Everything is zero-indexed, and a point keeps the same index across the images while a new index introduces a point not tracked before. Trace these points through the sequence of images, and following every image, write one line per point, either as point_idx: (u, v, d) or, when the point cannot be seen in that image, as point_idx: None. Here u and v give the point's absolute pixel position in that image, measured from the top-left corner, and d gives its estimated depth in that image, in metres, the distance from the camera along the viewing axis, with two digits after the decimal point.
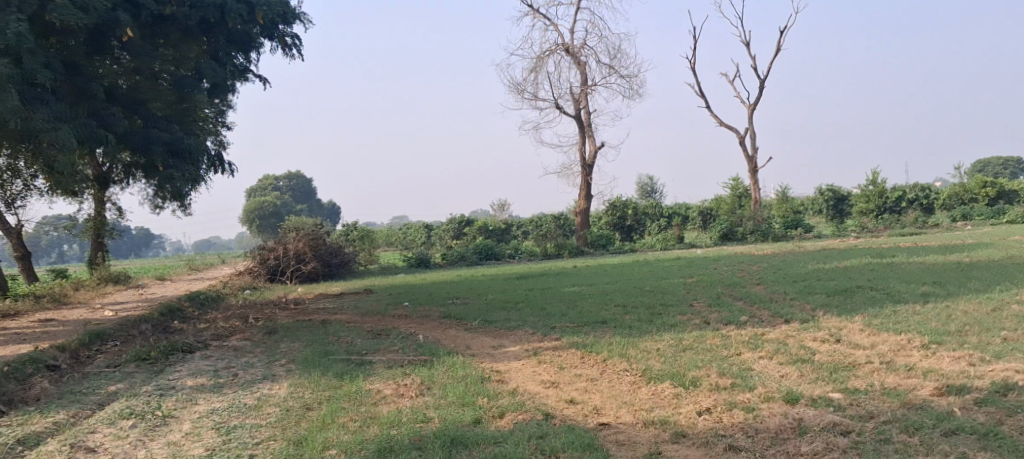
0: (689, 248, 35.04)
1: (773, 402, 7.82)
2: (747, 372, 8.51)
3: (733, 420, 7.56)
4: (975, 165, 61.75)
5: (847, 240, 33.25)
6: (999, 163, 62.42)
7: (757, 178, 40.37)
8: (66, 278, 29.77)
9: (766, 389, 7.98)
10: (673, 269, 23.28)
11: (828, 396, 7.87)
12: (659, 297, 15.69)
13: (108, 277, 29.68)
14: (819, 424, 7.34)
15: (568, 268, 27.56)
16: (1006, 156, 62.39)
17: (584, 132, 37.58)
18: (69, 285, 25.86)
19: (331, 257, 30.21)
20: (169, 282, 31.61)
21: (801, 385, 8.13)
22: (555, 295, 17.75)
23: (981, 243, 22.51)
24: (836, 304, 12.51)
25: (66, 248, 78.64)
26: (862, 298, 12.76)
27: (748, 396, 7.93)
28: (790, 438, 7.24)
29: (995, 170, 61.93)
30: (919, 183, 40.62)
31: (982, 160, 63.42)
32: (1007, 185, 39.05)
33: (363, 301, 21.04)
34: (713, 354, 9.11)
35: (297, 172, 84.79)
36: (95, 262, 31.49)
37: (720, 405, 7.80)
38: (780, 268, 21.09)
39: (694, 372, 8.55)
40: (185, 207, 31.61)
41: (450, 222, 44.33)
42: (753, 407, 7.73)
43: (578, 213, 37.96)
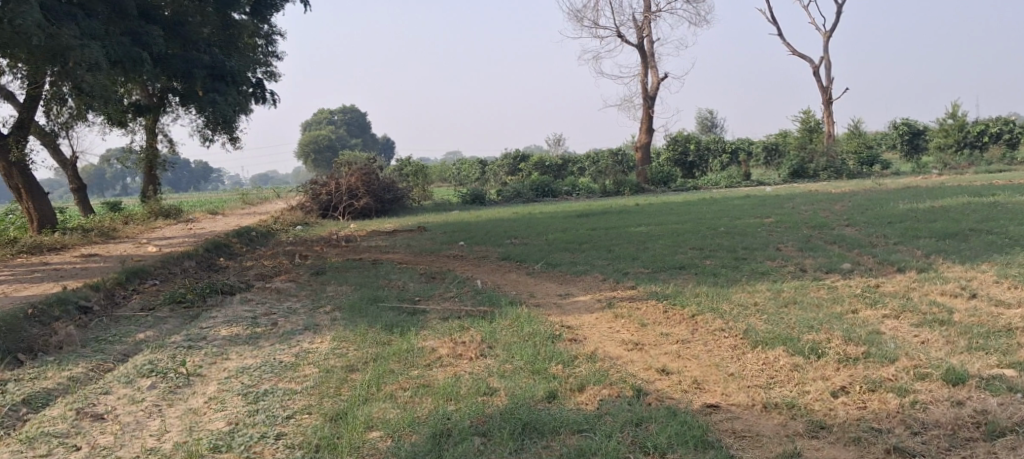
0: (757, 186, 33.20)
1: (929, 381, 6.60)
2: (874, 339, 7.22)
3: (886, 408, 6.36)
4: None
5: (928, 177, 31.10)
6: None
7: (830, 112, 38.09)
8: (119, 211, 29.27)
9: (916, 364, 6.74)
10: (744, 208, 21.73)
11: (1002, 374, 6.60)
12: (739, 239, 14.29)
13: (160, 212, 29.08)
14: (1014, 418, 6.08)
15: (630, 206, 26.14)
16: None
17: (647, 62, 35.67)
18: (118, 220, 25.25)
19: (385, 193, 29.20)
20: (222, 217, 30.96)
21: (960, 357, 6.85)
22: (622, 236, 16.45)
23: None
24: (949, 250, 11.03)
25: (129, 182, 79.34)
26: (979, 244, 11.23)
27: (893, 372, 6.73)
28: (978, 440, 5.99)
29: None
30: (1003, 116, 37.98)
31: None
32: None
33: (416, 239, 20.01)
34: (824, 311, 7.78)
35: (353, 106, 84.04)
36: (148, 195, 30.96)
37: (860, 384, 6.63)
38: (862, 208, 19.42)
39: (807, 336, 7.30)
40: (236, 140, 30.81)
41: (506, 158, 43.03)
42: (905, 390, 6.51)
43: (640, 148, 36.27)
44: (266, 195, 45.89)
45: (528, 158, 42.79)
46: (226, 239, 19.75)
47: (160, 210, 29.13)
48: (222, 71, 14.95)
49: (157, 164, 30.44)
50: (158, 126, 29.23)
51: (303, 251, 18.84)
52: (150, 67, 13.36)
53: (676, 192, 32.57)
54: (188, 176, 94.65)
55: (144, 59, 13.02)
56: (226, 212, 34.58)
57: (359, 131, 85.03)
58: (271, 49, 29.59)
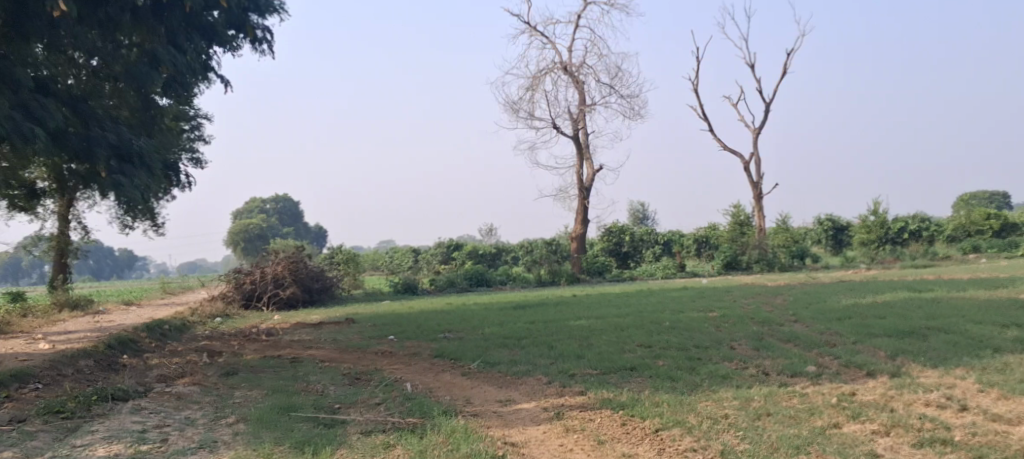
0: (693, 277, 32.78)
1: None
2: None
3: None
4: (966, 194, 60.01)
5: (861, 271, 31.13)
6: (987, 195, 60.72)
7: (762, 205, 38.29)
8: (20, 301, 27.11)
9: None
10: (684, 301, 21.01)
11: None
12: (689, 335, 13.40)
13: (65, 301, 27.05)
14: None
15: (567, 297, 25.24)
16: (994, 189, 60.79)
17: (583, 153, 35.42)
18: (15, 311, 23.25)
19: (312, 282, 27.77)
20: (133, 307, 28.98)
21: None
22: (563, 330, 15.43)
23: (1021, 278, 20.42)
24: (914, 351, 10.30)
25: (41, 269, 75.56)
26: (944, 344, 10.54)
27: None
28: None
29: (984, 201, 60.23)
30: (921, 213, 38.73)
31: (972, 192, 62.03)
32: (1008, 218, 37.08)
33: (341, 333, 18.65)
34: (805, 426, 6.88)
35: (283, 194, 82.51)
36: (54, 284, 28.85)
37: None
38: (804, 302, 18.85)
39: None
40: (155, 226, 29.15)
41: (438, 246, 42.01)
42: None
43: (575, 238, 35.67)
44: (186, 283, 43.75)
45: (461, 247, 41.84)
46: (132, 333, 18.11)
47: (65, 300, 27.10)
48: (129, 151, 13.68)
49: (65, 250, 28.52)
50: (68, 210, 27.43)
51: (218, 346, 17.33)
52: (44, 144, 12.06)
53: (612, 283, 31.88)
54: (107, 263, 90.79)
55: (35, 134, 11.75)
56: (140, 302, 32.54)
57: (289, 219, 83.20)
58: (194, 133, 28.34)
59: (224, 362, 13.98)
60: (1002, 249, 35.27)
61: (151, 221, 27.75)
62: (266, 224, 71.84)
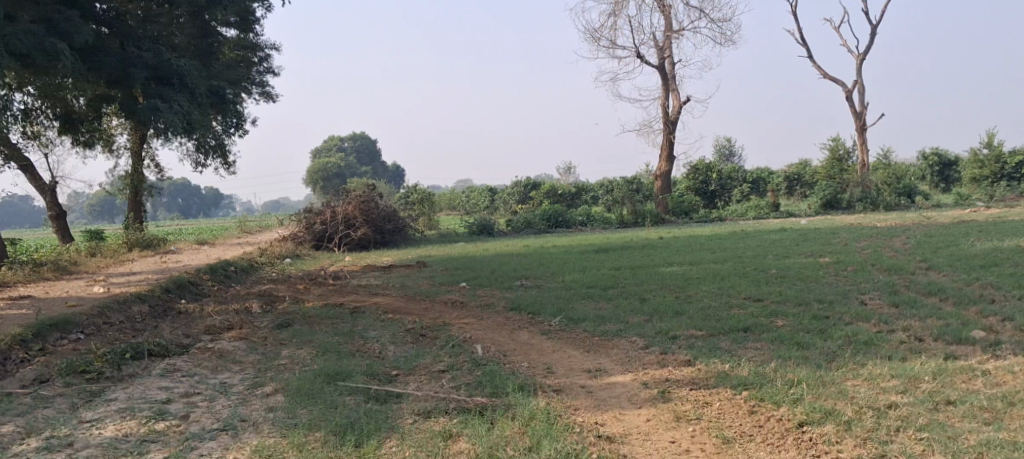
0: (788, 217, 30.40)
1: None
2: None
3: None
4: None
5: (978, 210, 28.27)
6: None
7: (865, 138, 35.37)
8: (98, 241, 26.65)
9: None
10: (785, 245, 18.92)
11: None
12: (807, 287, 11.56)
13: (139, 242, 26.46)
14: None
15: (654, 239, 23.39)
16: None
17: (669, 85, 33.09)
18: (85, 251, 22.63)
19: (384, 223, 26.51)
20: (207, 248, 28.28)
21: None
22: (654, 279, 13.72)
23: None
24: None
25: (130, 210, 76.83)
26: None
27: None
28: None
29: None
30: None
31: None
32: None
33: (412, 278, 17.32)
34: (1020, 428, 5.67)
35: (363, 133, 81.87)
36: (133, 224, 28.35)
37: None
38: (928, 246, 16.61)
39: None
40: (229, 164, 28.28)
41: (516, 185, 40.56)
42: None
43: (659, 176, 33.57)
44: (263, 222, 43.26)
45: (540, 185, 40.10)
46: (194, 275, 17.08)
47: (139, 240, 26.51)
48: (167, 71, 12.58)
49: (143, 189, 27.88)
50: (145, 148, 26.72)
51: (283, 290, 16.21)
52: (70, 62, 10.97)
53: (700, 224, 29.75)
54: (198, 203, 92.31)
55: (61, 54, 10.64)
56: (216, 242, 31.93)
57: (370, 159, 82.80)
58: (265, 66, 27.15)
59: (280, 310, 12.75)
60: None
61: (226, 159, 26.84)
62: (346, 163, 71.33)
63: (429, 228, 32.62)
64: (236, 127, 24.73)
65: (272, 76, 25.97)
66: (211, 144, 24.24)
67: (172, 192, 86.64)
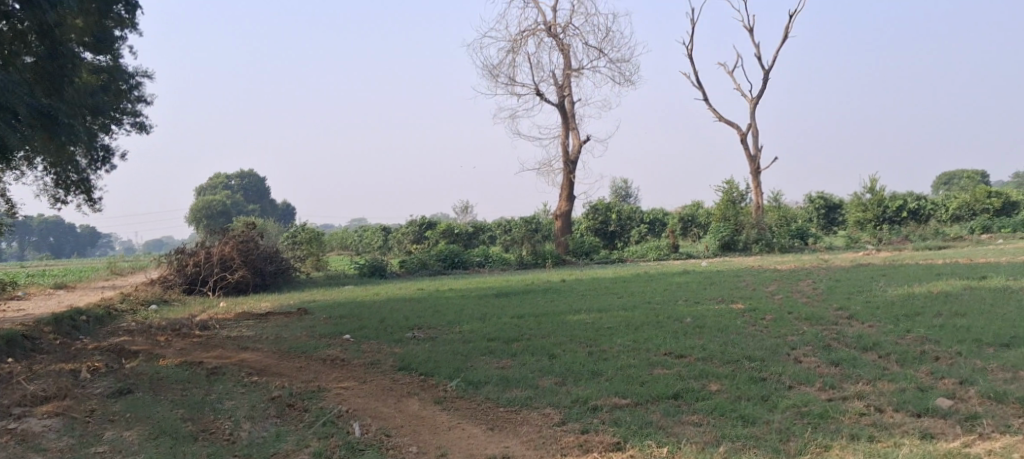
0: (688, 259, 29.86)
1: None
2: None
3: None
4: (939, 180, 58.09)
5: (872, 253, 28.36)
6: (963, 176, 58.71)
7: (759, 181, 35.36)
8: None
9: None
10: (693, 289, 17.90)
11: None
12: (731, 340, 10.43)
13: None
14: None
15: (554, 283, 22.15)
16: (969, 170, 58.99)
17: (569, 123, 32.26)
18: None
19: (265, 264, 24.44)
20: (63, 292, 25.43)
21: None
22: (561, 329, 12.39)
23: None
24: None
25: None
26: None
27: None
28: None
29: (960, 182, 58.09)
30: (916, 193, 36.01)
31: (946, 174, 60.18)
32: (1010, 196, 34.09)
33: (290, 329, 15.47)
34: None
35: (250, 170, 78.57)
36: None
37: None
38: (841, 291, 15.84)
39: None
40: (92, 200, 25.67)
41: (410, 224, 38.97)
42: None
43: (559, 216, 32.69)
44: (136, 262, 40.08)
45: (434, 225, 38.54)
46: (31, 328, 14.74)
47: None
48: None
49: None
50: None
51: (138, 343, 14.14)
52: None
53: (601, 265, 28.79)
54: (71, 242, 86.46)
55: None
56: (77, 285, 29.02)
57: (257, 197, 79.53)
58: (137, 94, 24.84)
59: (120, 370, 10.77)
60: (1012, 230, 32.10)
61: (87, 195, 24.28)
62: (232, 201, 68.08)
63: (317, 269, 30.60)
64: (99, 160, 22.39)
65: (143, 106, 23.74)
66: (68, 179, 21.83)
67: (41, 230, 80.88)
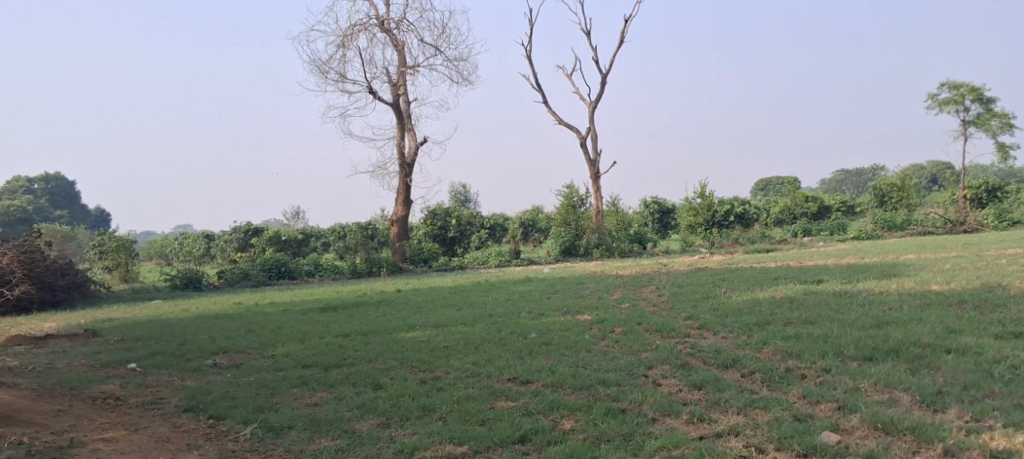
0: (528, 265, 28.94)
1: None
2: None
3: None
4: (756, 187, 60.49)
5: (707, 257, 28.40)
6: (779, 181, 61.38)
7: (597, 185, 34.93)
8: None
9: None
10: (535, 298, 16.75)
11: None
12: (582, 359, 9.28)
13: None
14: None
15: (386, 293, 20.48)
16: (783, 175, 61.66)
17: (404, 124, 30.73)
18: None
19: (54, 278, 21.49)
20: None
21: None
22: (389, 351, 10.90)
23: (899, 270, 17.81)
24: (944, 413, 7.07)
25: None
26: (973, 392, 7.35)
27: None
28: None
29: (774, 187, 60.67)
30: (742, 197, 36.98)
31: (763, 180, 62.75)
32: (824, 200, 36.10)
33: (70, 359, 13.17)
34: None
35: (57, 173, 71.98)
36: None
37: None
38: (686, 297, 15.11)
39: None
40: None
41: (234, 230, 36.17)
42: None
43: (394, 221, 31.08)
44: None
45: (261, 232, 35.93)
46: None
47: None
48: None
49: None
50: None
51: None
52: None
53: (438, 273, 27.40)
54: None
55: None
56: None
57: (65, 202, 72.89)
58: None
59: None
60: (830, 233, 33.15)
61: None
62: (35, 207, 61.72)
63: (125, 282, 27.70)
64: None
65: None
66: None
67: None
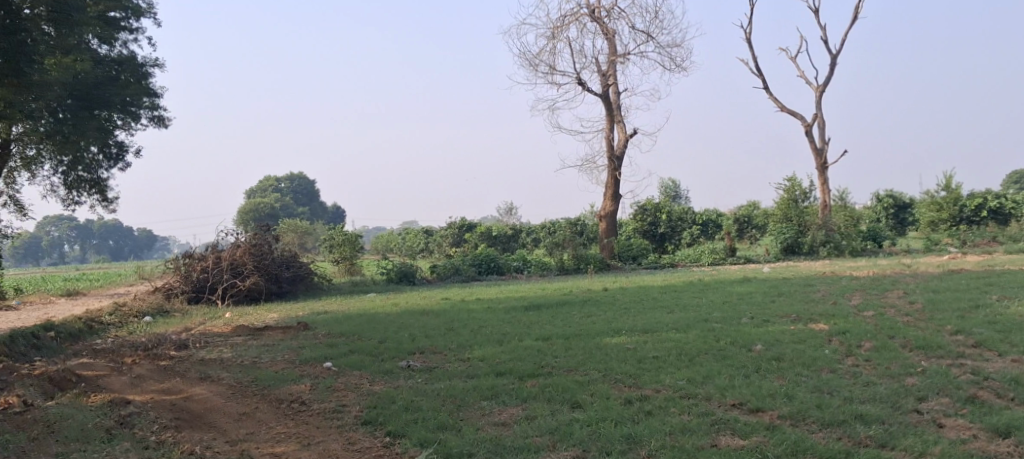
0: (747, 264, 26.73)
1: None
2: None
3: None
4: (1011, 181, 53.66)
5: (957, 257, 24.86)
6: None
7: (825, 177, 31.81)
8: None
9: None
10: (759, 302, 14.86)
11: None
12: (826, 382, 7.54)
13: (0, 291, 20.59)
14: None
15: (596, 292, 19.23)
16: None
17: (614, 115, 29.39)
18: None
19: (281, 271, 22.10)
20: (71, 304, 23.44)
21: None
22: (594, 360, 9.63)
23: None
24: None
25: (66, 252, 71.89)
26: None
27: None
28: None
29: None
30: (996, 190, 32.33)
31: (1017, 172, 55.63)
32: None
33: (276, 353, 13.02)
34: None
35: (301, 173, 77.30)
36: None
37: None
38: (947, 305, 12.70)
39: None
40: (108, 203, 23.15)
41: (448, 226, 36.50)
42: None
43: (603, 216, 29.84)
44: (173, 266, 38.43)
45: (474, 228, 35.99)
46: None
47: None
48: None
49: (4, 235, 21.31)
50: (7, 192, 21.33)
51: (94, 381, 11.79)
52: None
53: (649, 271, 25.82)
54: None
55: None
56: (90, 294, 27.13)
57: (307, 200, 77.92)
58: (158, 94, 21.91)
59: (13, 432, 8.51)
60: None
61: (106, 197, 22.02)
62: (282, 204, 66.05)
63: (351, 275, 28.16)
64: (114, 159, 20.09)
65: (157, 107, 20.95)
66: (79, 179, 19.70)
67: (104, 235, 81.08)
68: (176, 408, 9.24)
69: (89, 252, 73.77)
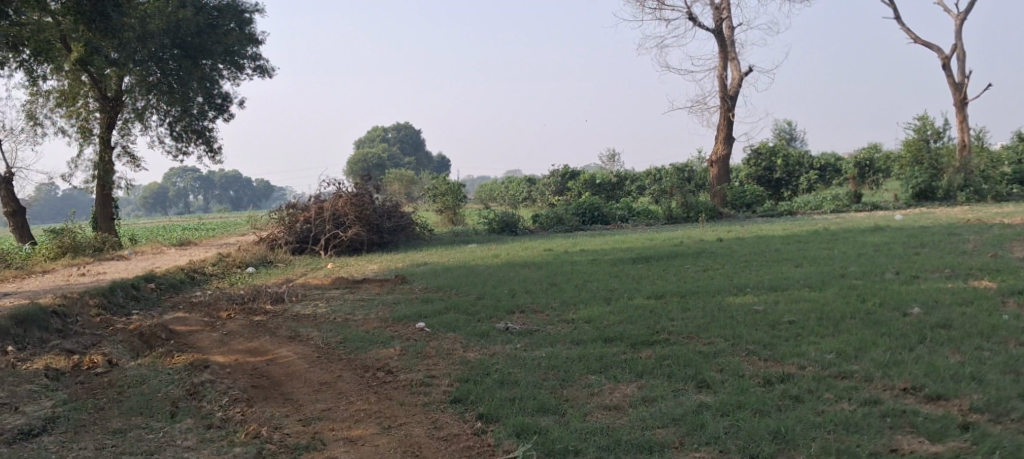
0: (875, 211, 24.56)
1: None
2: None
3: None
4: None
5: None
6: None
7: (964, 114, 28.93)
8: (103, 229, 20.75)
9: None
10: (902, 253, 13.14)
11: None
12: (1018, 364, 6.18)
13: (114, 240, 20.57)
14: None
15: (711, 243, 17.72)
16: None
17: (727, 51, 27.39)
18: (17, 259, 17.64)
19: (382, 221, 21.44)
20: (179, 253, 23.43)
21: None
22: (723, 324, 8.38)
23: None
24: None
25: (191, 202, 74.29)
26: None
27: None
28: None
29: None
30: None
31: None
32: None
33: (369, 310, 12.24)
34: None
35: (405, 122, 77.15)
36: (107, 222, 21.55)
37: None
38: None
39: None
40: (214, 152, 22.81)
41: (552, 174, 35.28)
42: None
43: (715, 161, 28.04)
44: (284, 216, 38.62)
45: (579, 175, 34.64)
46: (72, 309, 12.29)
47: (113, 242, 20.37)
48: None
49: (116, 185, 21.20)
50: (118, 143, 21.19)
51: (186, 336, 11.29)
52: None
53: (767, 219, 24.05)
54: None
55: None
56: (200, 244, 27.25)
57: (413, 149, 77.85)
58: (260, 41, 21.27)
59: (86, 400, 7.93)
60: None
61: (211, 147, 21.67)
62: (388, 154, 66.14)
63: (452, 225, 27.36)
64: (218, 108, 19.54)
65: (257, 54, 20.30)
66: (184, 129, 19.27)
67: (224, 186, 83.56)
68: (255, 374, 8.46)
69: (213, 202, 76.03)
